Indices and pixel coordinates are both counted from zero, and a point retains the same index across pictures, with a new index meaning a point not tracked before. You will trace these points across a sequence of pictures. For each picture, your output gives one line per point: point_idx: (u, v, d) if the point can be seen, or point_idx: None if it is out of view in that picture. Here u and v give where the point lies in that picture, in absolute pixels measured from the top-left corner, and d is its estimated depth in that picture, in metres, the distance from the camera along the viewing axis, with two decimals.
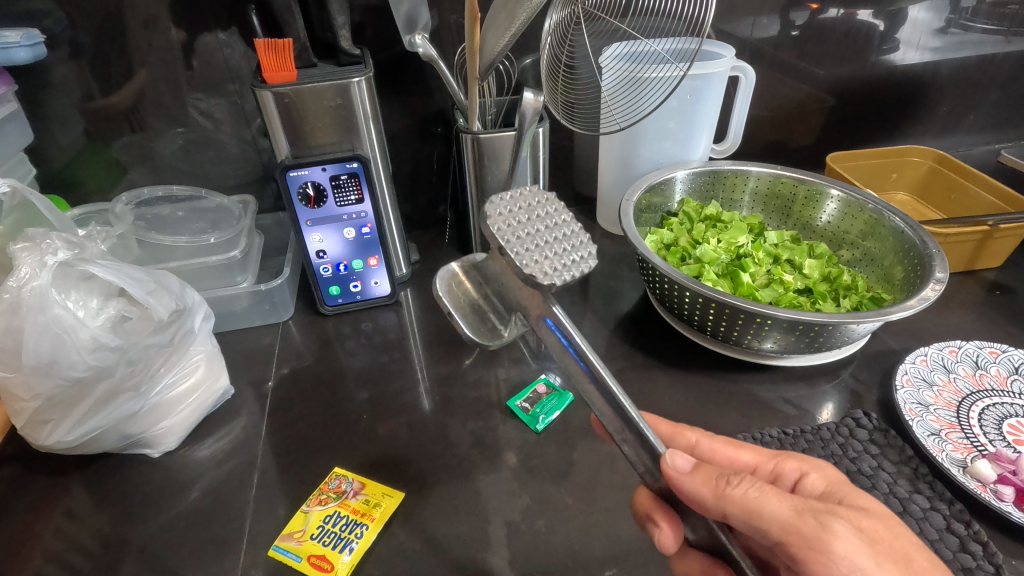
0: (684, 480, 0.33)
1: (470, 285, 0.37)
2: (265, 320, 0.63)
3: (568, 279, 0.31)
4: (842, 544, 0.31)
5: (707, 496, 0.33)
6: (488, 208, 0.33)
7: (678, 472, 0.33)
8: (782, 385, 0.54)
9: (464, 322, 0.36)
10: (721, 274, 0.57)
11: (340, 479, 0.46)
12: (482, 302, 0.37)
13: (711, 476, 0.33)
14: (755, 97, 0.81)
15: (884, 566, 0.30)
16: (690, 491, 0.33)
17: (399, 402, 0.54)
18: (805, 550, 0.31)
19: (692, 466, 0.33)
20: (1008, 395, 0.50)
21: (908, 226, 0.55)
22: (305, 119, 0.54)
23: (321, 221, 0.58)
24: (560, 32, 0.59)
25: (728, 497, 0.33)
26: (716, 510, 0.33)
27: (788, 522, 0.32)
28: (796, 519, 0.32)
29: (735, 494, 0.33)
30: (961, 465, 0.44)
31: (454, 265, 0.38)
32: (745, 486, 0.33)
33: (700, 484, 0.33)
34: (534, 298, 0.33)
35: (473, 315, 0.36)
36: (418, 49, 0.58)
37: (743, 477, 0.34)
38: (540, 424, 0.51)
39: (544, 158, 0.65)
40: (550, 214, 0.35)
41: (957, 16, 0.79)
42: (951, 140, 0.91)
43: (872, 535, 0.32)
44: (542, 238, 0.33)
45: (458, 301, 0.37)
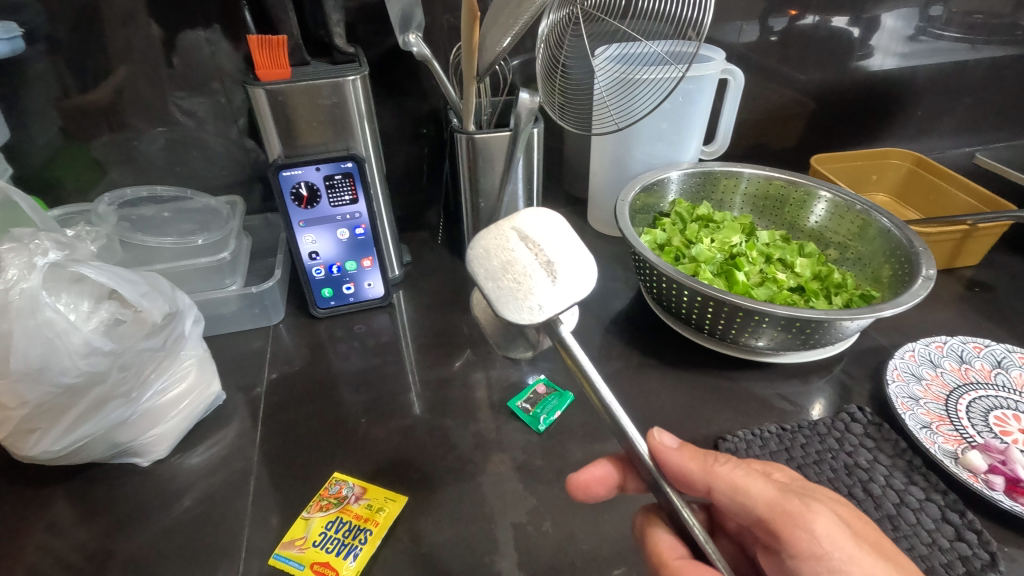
0: (671, 454, 0.35)
1: (558, 233, 0.36)
2: (255, 324, 0.62)
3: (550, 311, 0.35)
4: (824, 521, 0.31)
5: (695, 472, 0.34)
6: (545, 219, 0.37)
7: (664, 446, 0.35)
8: (777, 382, 0.54)
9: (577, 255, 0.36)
10: (716, 273, 0.57)
11: (341, 485, 0.45)
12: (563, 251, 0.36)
13: (699, 453, 0.35)
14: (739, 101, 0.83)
15: (863, 548, 0.30)
16: (676, 466, 0.35)
17: (395, 405, 0.54)
18: (788, 525, 0.31)
19: (680, 444, 0.36)
20: (992, 388, 0.52)
21: (895, 226, 0.57)
22: (298, 117, 0.52)
23: (314, 222, 0.57)
24: (557, 34, 0.60)
25: (715, 472, 0.34)
26: (702, 487, 0.34)
27: (771, 498, 0.32)
28: (779, 496, 0.32)
29: (721, 470, 0.34)
30: (953, 457, 0.45)
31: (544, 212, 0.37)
32: (729, 465, 0.34)
33: (688, 458, 0.35)
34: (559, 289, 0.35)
35: (565, 255, 0.36)
36: (413, 48, 0.58)
37: (728, 458, 0.35)
38: (542, 424, 0.51)
39: (539, 159, 0.65)
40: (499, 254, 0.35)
41: (928, 24, 0.82)
42: (926, 143, 0.93)
43: (850, 520, 0.32)
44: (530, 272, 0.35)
45: (555, 229, 0.36)
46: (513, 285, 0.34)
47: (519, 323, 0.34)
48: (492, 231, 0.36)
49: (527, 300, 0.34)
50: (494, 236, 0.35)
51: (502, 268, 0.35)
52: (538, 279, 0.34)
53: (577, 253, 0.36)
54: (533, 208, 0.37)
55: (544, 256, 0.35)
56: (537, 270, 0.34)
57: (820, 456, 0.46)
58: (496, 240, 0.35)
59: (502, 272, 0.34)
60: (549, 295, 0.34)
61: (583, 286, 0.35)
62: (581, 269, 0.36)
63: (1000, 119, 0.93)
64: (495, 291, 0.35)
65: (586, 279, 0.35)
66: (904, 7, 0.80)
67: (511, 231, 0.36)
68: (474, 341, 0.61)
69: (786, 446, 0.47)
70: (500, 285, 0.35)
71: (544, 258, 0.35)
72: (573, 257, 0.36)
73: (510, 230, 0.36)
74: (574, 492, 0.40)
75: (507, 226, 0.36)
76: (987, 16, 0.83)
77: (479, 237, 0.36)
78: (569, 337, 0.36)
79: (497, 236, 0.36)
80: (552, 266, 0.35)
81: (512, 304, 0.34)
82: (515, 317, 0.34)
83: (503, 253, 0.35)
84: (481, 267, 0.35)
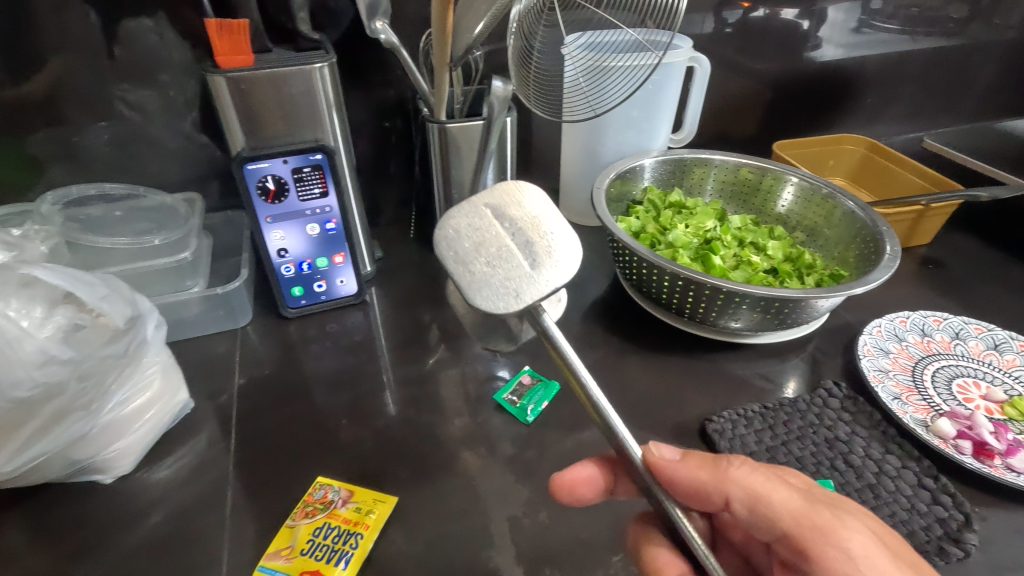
0: (677, 468, 0.35)
1: (534, 216, 0.38)
2: (221, 327, 0.59)
3: (520, 297, 0.35)
4: (858, 538, 0.32)
5: (707, 480, 0.35)
6: (528, 200, 0.39)
7: (668, 462, 0.35)
8: (756, 362, 0.55)
9: (554, 237, 0.37)
10: (693, 258, 0.58)
11: (326, 489, 0.43)
12: (536, 234, 0.37)
13: (708, 461, 0.35)
14: None
15: (902, 569, 0.32)
16: (685, 479, 0.35)
17: (376, 404, 0.52)
18: (820, 541, 0.33)
19: (683, 455, 0.36)
20: (953, 357, 0.54)
21: (860, 208, 0.59)
22: (264, 107, 0.50)
23: (283, 218, 0.54)
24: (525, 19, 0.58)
25: (731, 481, 0.35)
26: (717, 495, 0.35)
27: (798, 511, 0.34)
28: (807, 507, 0.34)
29: (737, 477, 0.35)
30: (924, 425, 0.47)
31: (520, 190, 0.39)
32: (744, 470, 0.35)
33: (696, 468, 0.35)
34: (529, 272, 0.36)
35: (542, 239, 0.37)
36: (379, 36, 0.56)
37: (742, 461, 0.36)
38: (530, 415, 0.50)
39: (513, 149, 0.63)
40: (474, 236, 0.37)
41: (869, 17, 0.85)
42: (874, 130, 0.98)
43: (883, 536, 0.33)
44: (501, 255, 0.36)
45: (530, 212, 0.38)
46: (480, 270, 0.36)
47: (490, 310, 0.35)
48: (463, 212, 0.38)
49: (499, 286, 0.36)
50: (465, 217, 0.38)
51: (474, 250, 0.37)
52: (510, 263, 0.36)
53: (554, 236, 0.37)
54: (505, 186, 0.39)
55: (516, 238, 0.37)
56: (509, 254, 0.36)
57: (802, 432, 0.47)
58: (467, 220, 0.37)
59: (472, 255, 0.36)
60: (521, 282, 0.35)
61: (562, 269, 0.36)
62: (560, 255, 0.37)
63: (939, 105, 0.98)
64: (467, 277, 0.36)
65: (566, 261, 0.36)
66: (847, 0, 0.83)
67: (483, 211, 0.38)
68: (453, 335, 0.60)
69: (770, 424, 0.48)
70: (470, 269, 0.36)
71: (516, 243, 0.36)
72: (550, 239, 0.37)
73: (485, 211, 0.38)
74: (558, 493, 0.39)
75: (478, 204, 0.38)
76: (923, 9, 0.87)
77: (451, 217, 0.38)
78: (552, 325, 0.37)
79: (468, 217, 0.38)
80: (525, 251, 0.36)
81: (480, 291, 0.36)
82: (486, 305, 0.35)
83: (475, 234, 0.37)
84: (452, 249, 0.37)
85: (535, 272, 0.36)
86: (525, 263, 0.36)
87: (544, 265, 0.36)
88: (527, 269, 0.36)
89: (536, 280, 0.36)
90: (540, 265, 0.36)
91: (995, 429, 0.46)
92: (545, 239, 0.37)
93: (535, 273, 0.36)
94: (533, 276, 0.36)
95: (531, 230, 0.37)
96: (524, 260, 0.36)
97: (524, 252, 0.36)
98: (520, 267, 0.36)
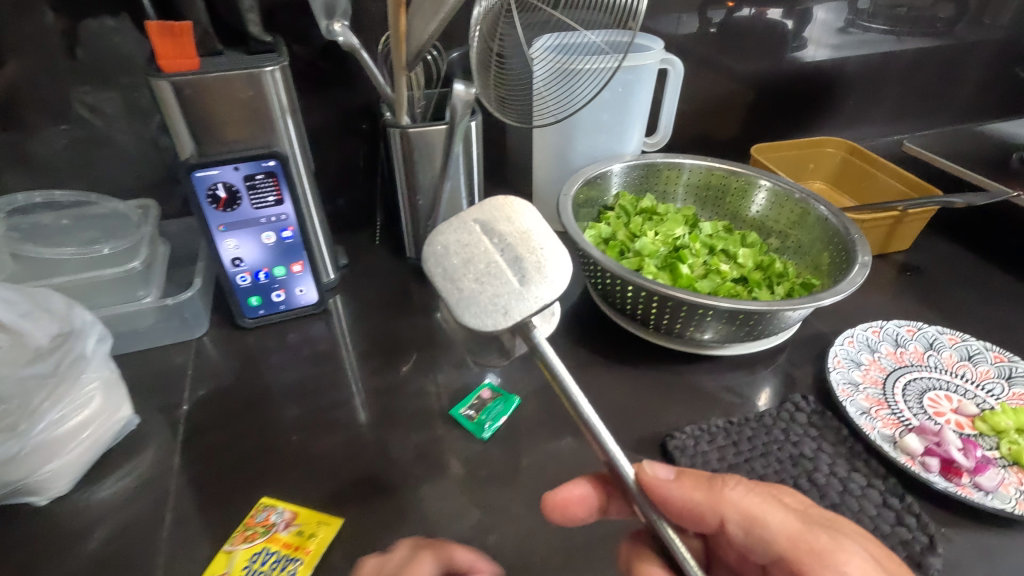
0: (669, 487, 0.35)
1: (524, 229, 0.36)
2: (176, 338, 0.57)
3: (508, 314, 0.34)
4: (856, 563, 0.31)
5: (701, 501, 0.34)
6: (519, 212, 0.37)
7: (661, 481, 0.35)
8: (724, 374, 0.54)
9: (546, 250, 0.35)
10: (661, 267, 0.56)
11: (269, 511, 0.42)
12: (526, 248, 0.35)
13: (703, 482, 0.35)
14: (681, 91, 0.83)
15: None
16: (678, 499, 0.34)
17: (331, 418, 0.50)
18: (816, 565, 0.32)
19: (676, 475, 0.35)
20: (926, 370, 0.53)
21: (832, 213, 0.57)
22: (212, 112, 0.48)
23: (236, 226, 0.52)
24: (489, 21, 0.54)
25: (726, 503, 0.34)
26: (712, 517, 0.34)
27: (795, 534, 0.33)
28: (805, 531, 0.33)
29: (733, 499, 0.34)
30: (892, 441, 0.45)
31: (511, 203, 0.37)
32: (740, 491, 0.34)
33: (689, 488, 0.35)
34: (517, 289, 0.34)
35: (532, 254, 0.35)
36: (337, 37, 0.54)
37: (738, 482, 0.35)
38: (486, 431, 0.48)
39: (479, 154, 0.62)
40: (463, 252, 0.36)
41: (857, 17, 0.84)
42: (857, 132, 0.96)
43: (881, 559, 0.32)
44: (489, 271, 0.35)
45: (522, 225, 0.36)
46: (468, 288, 0.35)
47: (477, 328, 0.34)
48: (452, 228, 0.37)
49: (488, 303, 0.34)
50: (453, 233, 0.37)
51: (462, 267, 0.36)
52: (498, 280, 0.35)
53: (545, 250, 0.35)
54: (495, 200, 0.38)
55: (505, 253, 0.35)
56: (497, 269, 0.35)
57: (767, 448, 0.46)
58: (456, 237, 0.36)
59: (460, 272, 0.36)
60: (509, 300, 0.34)
61: (552, 285, 0.34)
62: (551, 269, 0.35)
63: (923, 107, 0.96)
64: (455, 294, 0.36)
65: (557, 276, 0.34)
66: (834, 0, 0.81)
67: (471, 226, 0.37)
68: (418, 344, 0.58)
69: (734, 440, 0.46)
70: (458, 287, 0.36)
71: (505, 258, 0.35)
72: (540, 254, 0.35)
73: (474, 225, 0.37)
74: (550, 512, 0.38)
75: (467, 219, 0.37)
76: (910, 9, 0.85)
77: (440, 233, 0.37)
78: (546, 341, 0.35)
79: (457, 232, 0.37)
80: (514, 267, 0.35)
81: (467, 309, 0.35)
82: (474, 323, 0.34)
83: (463, 250, 0.36)
84: (439, 266, 0.37)
85: (525, 289, 0.35)
86: (513, 279, 0.35)
87: (534, 281, 0.34)
88: (515, 286, 0.34)
89: (524, 297, 0.34)
90: (530, 281, 0.34)
91: (964, 446, 0.45)
92: (536, 253, 0.35)
93: (524, 289, 0.34)
94: (522, 292, 0.34)
95: (520, 244, 0.36)
96: (512, 276, 0.35)
97: (512, 268, 0.35)
98: (508, 284, 0.34)
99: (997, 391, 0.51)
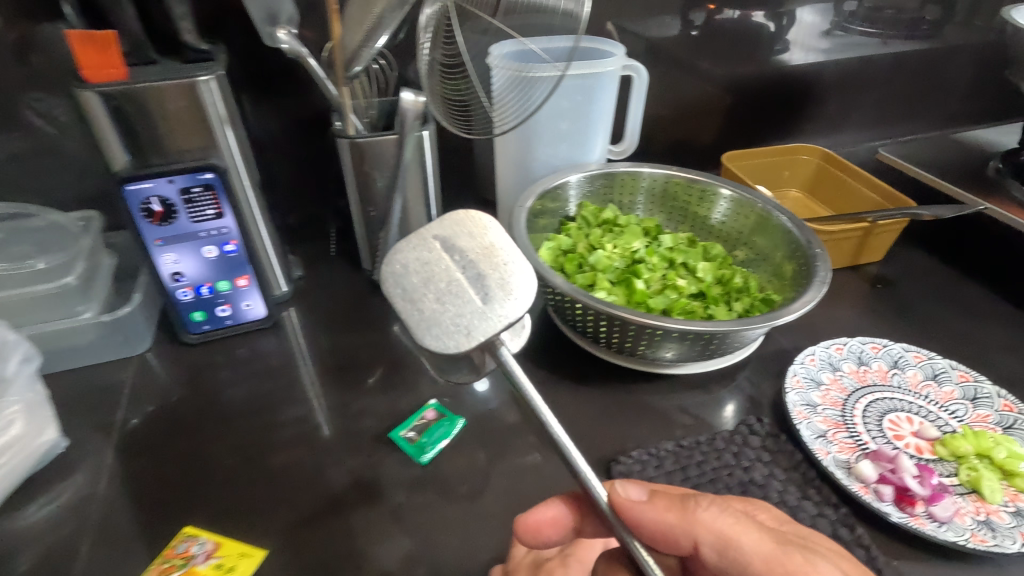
0: (641, 509, 0.33)
1: (487, 245, 0.36)
2: (118, 354, 0.55)
3: (474, 335, 0.33)
4: None
5: (674, 523, 0.33)
6: (482, 227, 0.36)
7: (632, 502, 0.33)
8: (680, 394, 0.52)
9: (510, 268, 0.35)
10: (616, 282, 0.54)
11: (190, 542, 0.40)
12: (490, 264, 0.35)
13: (675, 502, 0.33)
14: (659, 96, 0.81)
15: None
16: (651, 520, 0.32)
17: (269, 440, 0.48)
18: None
19: (648, 495, 0.33)
20: (889, 390, 0.51)
21: (794, 225, 0.55)
22: (143, 123, 0.46)
23: (174, 240, 0.51)
24: (435, 29, 0.52)
25: (700, 524, 0.32)
26: (686, 539, 0.33)
27: (769, 557, 0.31)
28: (778, 552, 0.31)
29: (705, 518, 0.32)
30: (846, 467, 0.44)
31: (473, 218, 0.37)
32: (713, 511, 0.33)
33: (662, 509, 0.33)
34: (481, 308, 0.34)
35: (498, 271, 0.35)
36: (282, 45, 0.52)
37: (711, 501, 0.33)
38: (426, 455, 0.46)
39: (433, 162, 0.59)
40: (424, 270, 0.35)
41: (842, 19, 0.82)
42: (837, 138, 0.94)
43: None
44: (451, 290, 0.34)
45: (483, 241, 0.36)
46: (431, 308, 0.34)
47: (440, 350, 0.33)
48: (410, 245, 0.36)
49: (450, 324, 0.34)
50: (412, 251, 0.36)
51: (423, 286, 0.35)
52: (462, 300, 0.34)
53: (509, 266, 0.35)
54: (456, 215, 0.37)
55: (467, 271, 0.35)
56: (460, 289, 0.34)
57: (716, 474, 0.44)
58: (415, 255, 0.35)
59: (421, 292, 0.35)
60: (475, 320, 0.34)
61: (517, 303, 0.34)
62: (518, 287, 0.35)
63: (906, 113, 0.95)
64: (416, 316, 0.34)
65: (521, 293, 0.34)
66: (820, 3, 0.80)
67: (431, 243, 0.36)
68: (368, 361, 0.56)
69: (682, 465, 0.44)
70: (419, 308, 0.35)
71: (469, 276, 0.35)
72: (504, 270, 0.35)
73: (434, 242, 0.36)
74: (521, 535, 0.37)
75: (427, 236, 0.36)
76: (896, 11, 0.83)
77: (397, 251, 0.36)
78: (511, 358, 0.35)
79: (417, 250, 0.36)
80: (479, 283, 0.34)
81: (430, 332, 0.34)
82: (437, 345, 0.33)
83: (423, 270, 0.35)
84: (399, 286, 0.35)
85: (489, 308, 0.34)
86: (477, 298, 0.34)
87: (499, 299, 0.34)
88: (480, 305, 0.34)
89: (490, 316, 0.34)
90: (496, 299, 0.34)
91: (921, 473, 0.43)
92: (500, 270, 0.35)
93: (489, 308, 0.34)
94: (487, 311, 0.34)
95: (483, 261, 0.35)
96: (476, 294, 0.34)
97: (477, 286, 0.34)
98: (473, 304, 0.34)
99: (960, 413, 0.49)
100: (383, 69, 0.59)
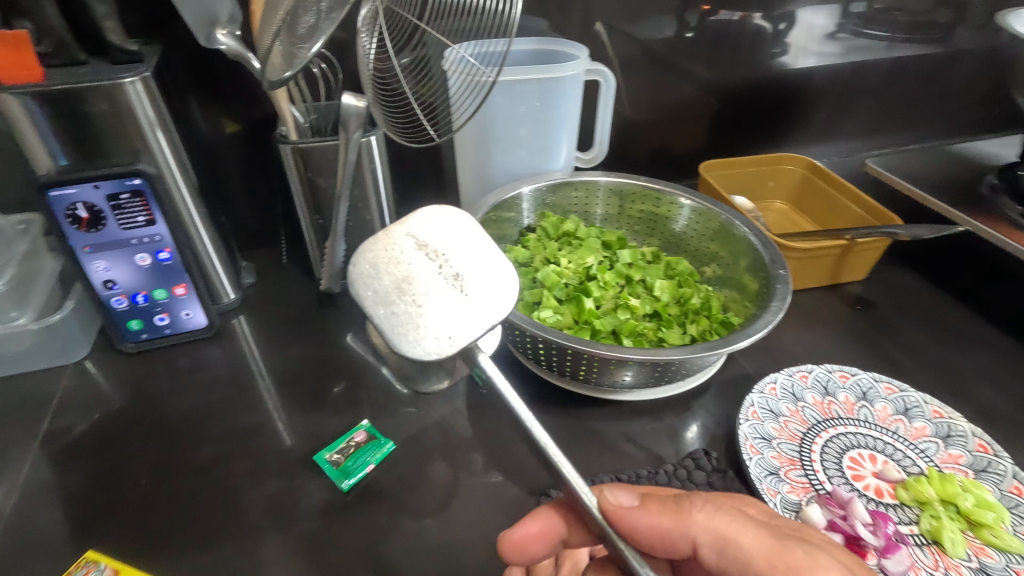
0: (634, 514, 0.30)
1: (464, 241, 0.33)
2: (53, 362, 0.54)
3: (456, 337, 0.30)
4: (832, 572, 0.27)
5: (671, 526, 0.30)
6: (457, 224, 0.33)
7: (625, 508, 0.30)
8: (629, 422, 0.48)
9: (491, 265, 0.32)
10: (565, 300, 0.52)
11: (89, 567, 0.38)
12: (468, 262, 0.32)
13: (669, 504, 0.30)
14: (647, 100, 0.76)
15: None
16: (647, 526, 0.30)
17: (191, 458, 0.46)
18: None
19: (640, 498, 0.31)
20: (854, 424, 0.47)
21: (760, 242, 0.52)
22: (63, 127, 0.44)
23: (104, 247, 0.49)
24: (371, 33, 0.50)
25: (695, 524, 0.30)
26: (683, 542, 0.30)
27: (768, 553, 0.29)
28: (776, 546, 0.29)
29: (701, 518, 0.30)
30: (795, 510, 0.40)
31: (447, 214, 0.34)
32: (708, 510, 0.30)
33: (657, 513, 0.30)
34: (462, 308, 0.30)
35: (476, 267, 0.32)
36: (220, 46, 0.50)
37: (704, 500, 0.31)
38: (347, 482, 0.44)
39: (383, 170, 0.57)
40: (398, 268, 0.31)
41: (847, 21, 0.77)
42: (832, 145, 0.90)
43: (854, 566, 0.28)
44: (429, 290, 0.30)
45: (460, 237, 0.33)
46: (408, 310, 0.30)
47: (421, 357, 0.29)
48: (380, 243, 0.32)
49: (429, 327, 0.30)
50: (384, 248, 0.31)
51: (397, 287, 0.30)
52: (441, 299, 0.30)
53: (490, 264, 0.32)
54: (430, 211, 0.34)
55: (445, 269, 0.31)
56: (438, 288, 0.30)
57: None
58: (387, 253, 0.31)
59: (396, 293, 0.30)
60: (457, 322, 0.30)
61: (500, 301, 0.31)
62: (497, 285, 0.32)
63: (904, 122, 0.90)
64: (389, 320, 0.30)
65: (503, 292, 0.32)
66: (824, 4, 0.75)
67: (404, 240, 0.32)
68: (307, 375, 0.54)
69: None
70: (394, 310, 0.30)
71: (449, 273, 0.31)
72: (484, 268, 0.32)
73: (406, 239, 0.32)
74: (507, 553, 0.35)
75: (399, 233, 0.32)
76: (905, 13, 0.78)
77: (367, 250, 0.32)
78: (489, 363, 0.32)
79: (388, 247, 0.32)
80: (460, 280, 0.31)
81: (411, 334, 0.30)
82: (416, 351, 0.29)
83: (397, 268, 0.31)
84: (370, 289, 0.31)
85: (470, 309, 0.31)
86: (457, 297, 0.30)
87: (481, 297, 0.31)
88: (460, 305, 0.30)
89: (472, 316, 0.30)
90: (480, 298, 0.31)
91: (874, 521, 0.40)
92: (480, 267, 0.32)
93: (471, 308, 0.30)
94: (468, 309, 0.30)
95: (461, 258, 0.32)
96: (456, 293, 0.30)
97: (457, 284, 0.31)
98: (453, 304, 0.30)
99: (930, 453, 0.45)
100: (325, 72, 0.57)
